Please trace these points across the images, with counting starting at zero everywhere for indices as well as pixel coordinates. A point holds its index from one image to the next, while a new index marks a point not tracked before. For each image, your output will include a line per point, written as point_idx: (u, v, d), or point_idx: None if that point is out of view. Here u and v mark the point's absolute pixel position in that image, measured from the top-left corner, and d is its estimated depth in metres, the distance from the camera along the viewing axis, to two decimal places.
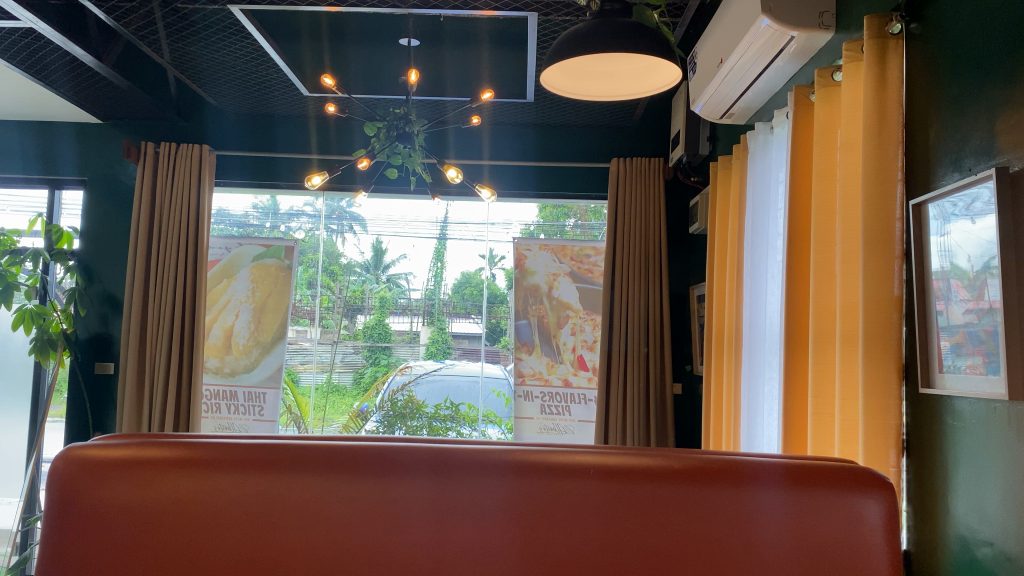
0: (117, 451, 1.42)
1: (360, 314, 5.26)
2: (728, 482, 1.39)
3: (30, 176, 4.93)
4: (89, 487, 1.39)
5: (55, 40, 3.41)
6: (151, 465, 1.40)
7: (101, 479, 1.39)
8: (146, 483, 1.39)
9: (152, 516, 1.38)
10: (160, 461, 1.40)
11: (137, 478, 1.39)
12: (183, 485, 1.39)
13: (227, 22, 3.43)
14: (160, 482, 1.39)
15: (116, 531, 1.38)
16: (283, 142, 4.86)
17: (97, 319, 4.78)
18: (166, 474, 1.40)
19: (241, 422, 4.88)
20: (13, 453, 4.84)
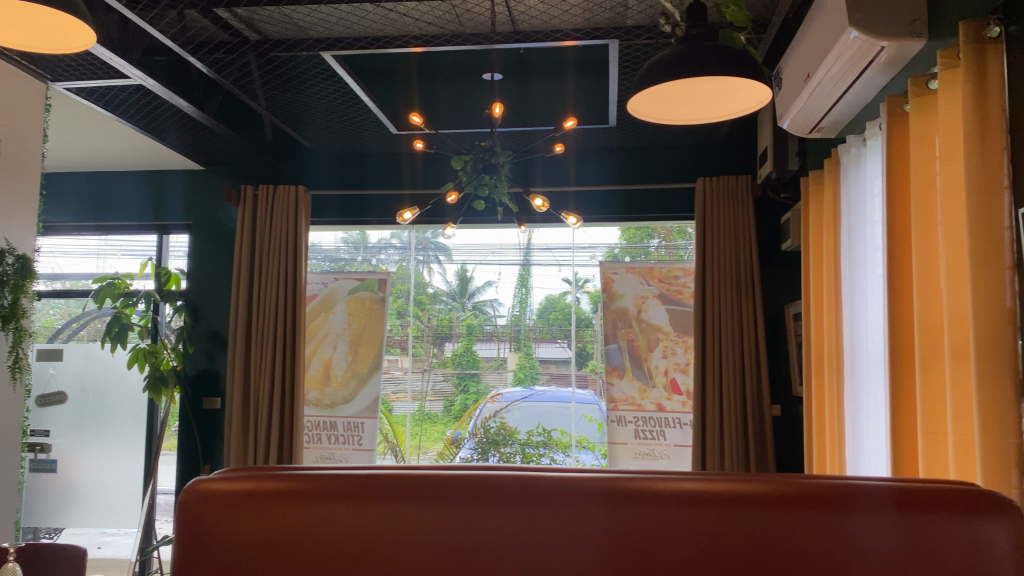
0: (239, 483, 1.43)
1: (450, 341, 5.51)
2: (830, 506, 1.36)
3: (142, 223, 5.24)
4: (213, 517, 1.39)
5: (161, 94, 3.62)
6: (272, 495, 1.41)
7: (224, 510, 1.40)
8: (268, 513, 1.40)
9: (275, 548, 1.38)
10: (282, 491, 1.41)
11: (261, 508, 1.40)
12: (305, 514, 1.39)
13: (319, 67, 3.59)
14: (282, 513, 1.40)
15: (239, 562, 1.38)
16: (372, 179, 5.01)
17: (204, 356, 5.00)
18: (288, 504, 1.40)
19: (341, 451, 4.98)
20: (131, 486, 5.12)
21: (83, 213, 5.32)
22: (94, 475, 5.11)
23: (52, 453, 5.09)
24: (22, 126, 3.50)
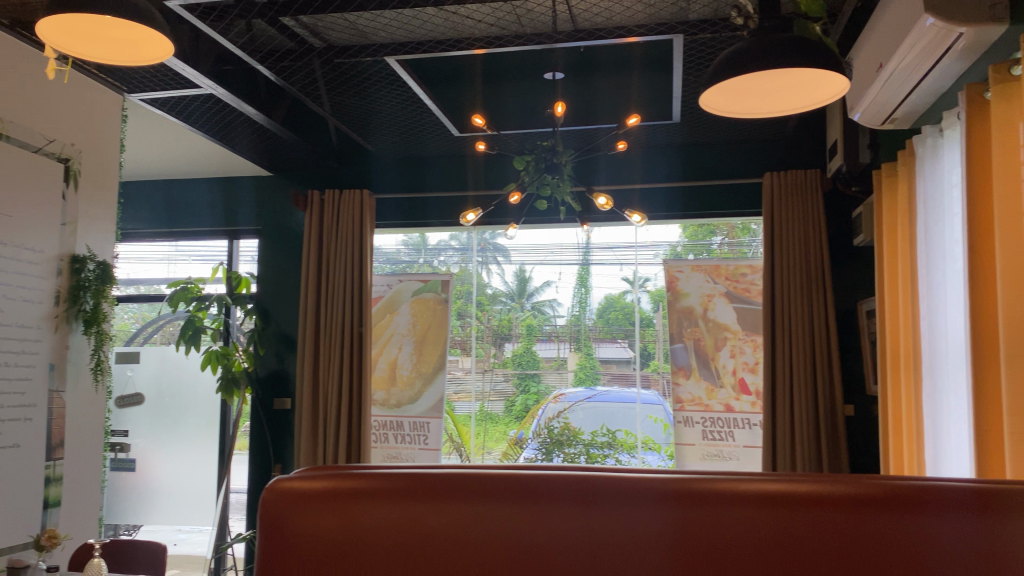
0: (319, 481, 1.36)
1: (510, 341, 5.72)
2: (909, 508, 1.22)
3: (214, 229, 5.38)
4: (296, 515, 1.32)
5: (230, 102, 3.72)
6: (355, 493, 1.33)
7: (307, 509, 1.32)
8: (352, 511, 1.32)
9: (360, 548, 1.30)
10: (365, 490, 1.34)
11: (344, 507, 1.32)
12: (393, 512, 1.32)
13: (383, 72, 3.64)
14: (366, 512, 1.32)
15: (324, 563, 1.30)
16: (434, 181, 5.05)
17: (274, 358, 5.12)
18: (372, 502, 1.33)
19: (408, 451, 5.04)
20: (205, 485, 5.26)
21: (155, 220, 5.49)
22: (170, 474, 5.27)
23: (131, 452, 5.28)
24: (98, 137, 3.62)
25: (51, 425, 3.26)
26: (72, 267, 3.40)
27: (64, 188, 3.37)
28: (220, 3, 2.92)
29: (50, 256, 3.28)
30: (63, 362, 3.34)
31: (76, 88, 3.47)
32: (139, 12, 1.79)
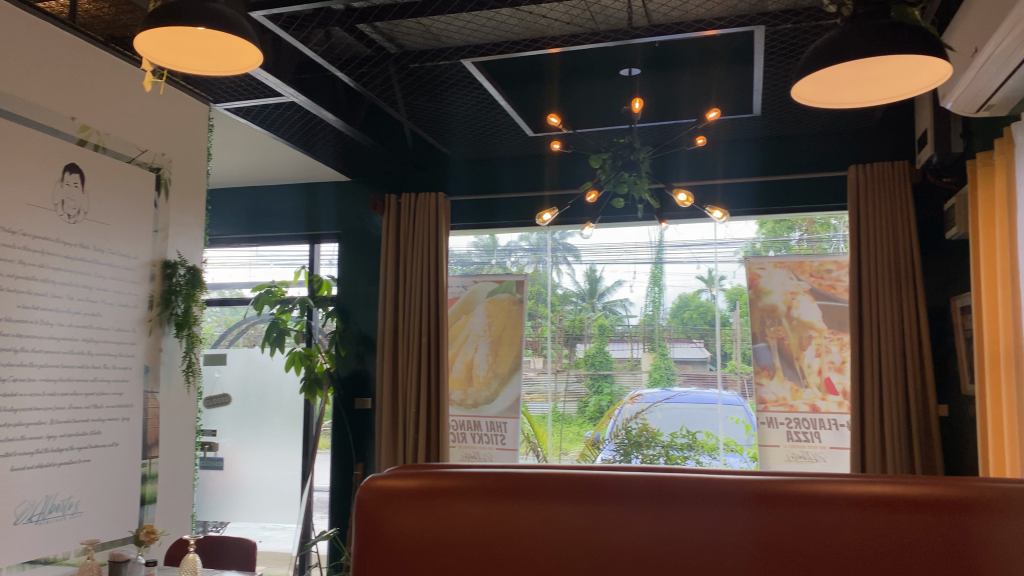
0: (408, 479, 1.36)
1: (581, 342, 5.32)
2: (1013, 512, 1.17)
3: (296, 234, 5.51)
4: (388, 513, 1.33)
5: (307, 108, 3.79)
6: (444, 491, 1.33)
7: (398, 508, 1.33)
8: (441, 510, 1.32)
9: (450, 546, 1.31)
10: (454, 489, 1.33)
11: (434, 506, 1.32)
12: (481, 512, 1.31)
13: (460, 74, 3.67)
14: (455, 510, 1.32)
15: (414, 561, 1.31)
16: (508, 182, 5.08)
17: (355, 359, 5.21)
18: (461, 502, 1.32)
19: (486, 451, 5.08)
20: (289, 484, 5.40)
21: (239, 227, 5.66)
22: (256, 473, 5.44)
23: (220, 451, 5.47)
24: (187, 147, 3.75)
25: (147, 425, 3.40)
26: (164, 272, 3.52)
27: (156, 197, 3.51)
28: (302, 13, 2.98)
29: (143, 262, 3.41)
30: (157, 364, 3.47)
31: (166, 101, 3.61)
32: (230, 25, 1.84)
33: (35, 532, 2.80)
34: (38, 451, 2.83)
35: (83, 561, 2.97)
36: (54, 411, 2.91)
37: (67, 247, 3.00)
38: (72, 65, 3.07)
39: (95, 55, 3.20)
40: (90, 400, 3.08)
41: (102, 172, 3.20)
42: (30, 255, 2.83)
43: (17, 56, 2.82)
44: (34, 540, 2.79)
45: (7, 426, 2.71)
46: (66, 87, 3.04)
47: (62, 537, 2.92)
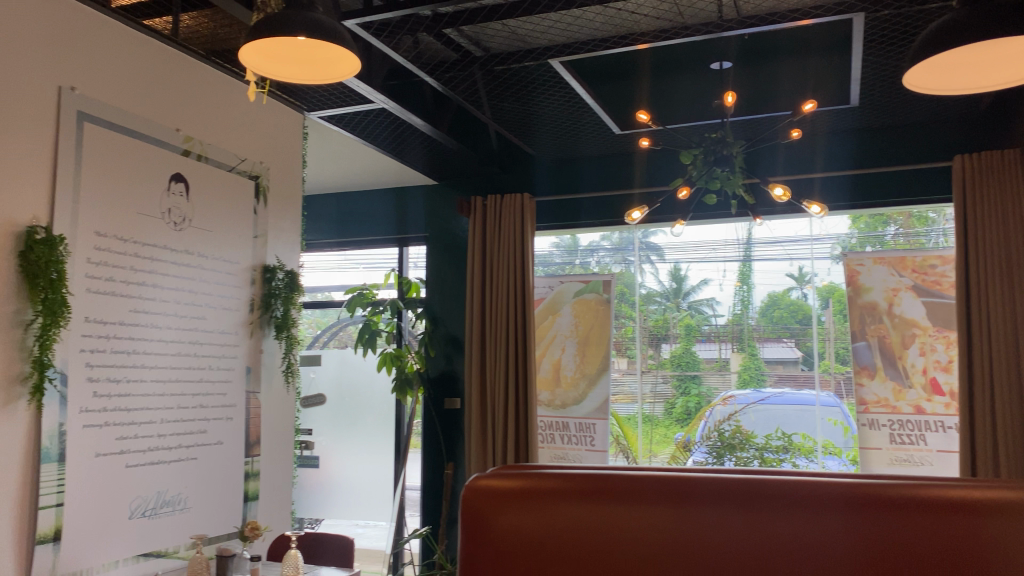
0: (507, 479, 1.36)
1: (666, 343, 5.03)
2: None
3: (386, 237, 5.63)
4: (489, 511, 1.33)
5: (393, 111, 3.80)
6: (548, 491, 1.34)
7: (500, 506, 1.33)
8: (544, 510, 1.32)
9: (552, 546, 1.31)
10: (559, 489, 1.33)
11: (535, 507, 1.33)
12: (583, 513, 1.31)
13: (547, 74, 3.67)
14: (557, 510, 1.32)
15: (515, 561, 1.31)
16: (594, 181, 5.07)
17: (443, 359, 5.27)
18: (563, 502, 1.32)
19: (575, 452, 5.10)
20: (381, 483, 5.50)
21: (330, 232, 5.82)
22: (350, 471, 5.57)
23: (315, 449, 5.63)
24: (284, 154, 3.87)
25: (250, 424, 3.52)
26: (264, 276, 3.65)
27: (255, 204, 3.63)
28: (393, 20, 3.03)
29: (244, 266, 3.54)
30: (258, 365, 3.59)
31: (263, 109, 3.74)
32: (328, 32, 1.88)
33: (147, 526, 2.93)
34: (149, 448, 2.97)
35: (192, 554, 3.09)
36: (164, 410, 3.05)
37: (174, 253, 3.13)
38: (176, 78, 3.22)
39: (197, 69, 3.34)
40: (196, 399, 3.21)
41: (206, 180, 3.34)
42: (141, 261, 2.97)
43: (127, 72, 2.98)
44: (147, 533, 2.93)
45: (122, 425, 2.85)
46: (171, 99, 3.19)
47: (172, 531, 3.05)
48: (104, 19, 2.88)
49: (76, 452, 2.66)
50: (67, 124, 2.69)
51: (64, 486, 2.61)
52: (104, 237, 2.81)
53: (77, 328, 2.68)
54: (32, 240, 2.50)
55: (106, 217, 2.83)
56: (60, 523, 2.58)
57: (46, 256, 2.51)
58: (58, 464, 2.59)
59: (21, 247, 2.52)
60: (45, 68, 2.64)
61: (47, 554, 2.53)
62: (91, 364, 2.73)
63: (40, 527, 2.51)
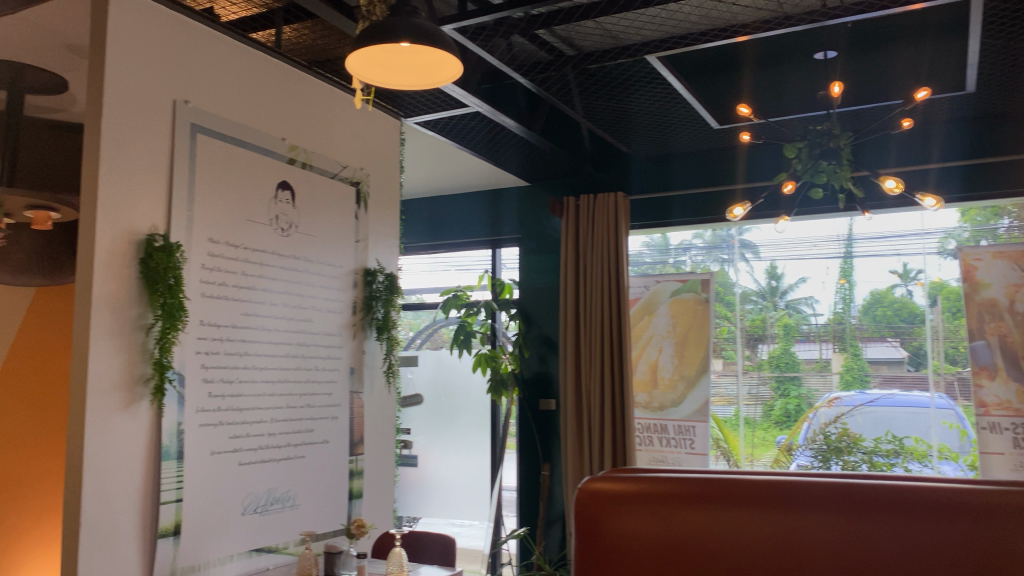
0: (636, 486, 1.74)
1: (764, 343, 4.90)
2: None
3: (480, 239, 5.68)
4: (621, 515, 1.72)
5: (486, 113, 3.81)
6: (671, 499, 1.71)
7: (630, 510, 1.72)
8: (668, 516, 1.70)
9: (676, 540, 1.69)
10: (678, 497, 1.71)
11: (660, 511, 1.71)
12: (702, 516, 1.69)
13: (643, 72, 3.64)
14: (679, 515, 1.69)
15: (645, 553, 1.69)
16: (688, 178, 4.99)
17: (538, 360, 5.27)
18: (682, 508, 1.70)
19: (675, 455, 5.00)
20: (479, 483, 5.55)
21: (425, 235, 5.91)
22: (448, 471, 5.64)
23: (413, 449, 5.72)
24: (383, 159, 3.95)
25: (354, 424, 3.60)
26: (365, 279, 3.73)
27: (356, 210, 3.71)
28: (488, 24, 3.07)
29: (346, 270, 3.62)
30: (360, 366, 3.67)
31: (362, 116, 3.82)
32: (431, 37, 1.91)
33: (259, 522, 3.04)
34: (261, 446, 3.08)
35: (301, 550, 3.18)
36: (273, 409, 3.15)
37: (281, 258, 3.24)
38: (280, 89, 3.33)
39: (300, 79, 3.44)
40: (304, 399, 3.31)
41: (310, 186, 3.43)
42: (251, 266, 3.08)
43: (235, 85, 3.10)
44: (258, 529, 3.03)
45: (235, 424, 2.96)
46: (276, 109, 3.30)
47: (282, 527, 3.15)
48: (213, 35, 3.00)
49: (192, 449, 2.78)
50: (182, 136, 2.82)
51: (182, 483, 2.73)
52: (217, 243, 2.93)
53: (193, 331, 2.80)
54: (151, 248, 2.62)
55: (218, 224, 2.95)
56: (179, 518, 2.70)
57: (164, 264, 2.63)
58: (177, 462, 2.71)
59: (141, 254, 2.65)
60: (160, 84, 2.77)
61: (168, 548, 2.65)
62: (207, 365, 2.86)
63: (161, 521, 2.63)
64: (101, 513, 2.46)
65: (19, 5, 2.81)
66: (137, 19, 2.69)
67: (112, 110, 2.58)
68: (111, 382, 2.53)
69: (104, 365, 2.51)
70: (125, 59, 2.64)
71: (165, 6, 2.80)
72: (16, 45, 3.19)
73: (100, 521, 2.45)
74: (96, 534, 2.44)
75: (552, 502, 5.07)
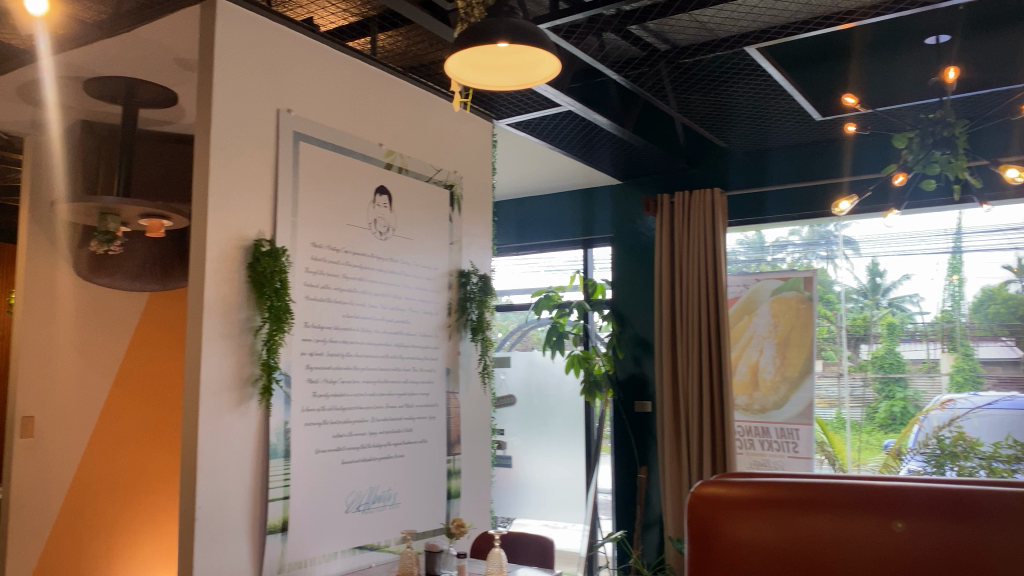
0: (745, 488, 1.23)
1: (866, 343, 4.71)
2: None
3: (572, 239, 5.66)
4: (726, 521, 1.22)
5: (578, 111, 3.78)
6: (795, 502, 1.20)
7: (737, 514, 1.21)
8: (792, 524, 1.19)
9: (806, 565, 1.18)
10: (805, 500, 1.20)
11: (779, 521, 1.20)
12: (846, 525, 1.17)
13: (740, 64, 3.55)
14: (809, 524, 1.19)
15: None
16: (788, 173, 4.84)
17: (632, 361, 5.20)
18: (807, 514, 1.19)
19: (777, 458, 4.87)
20: (574, 484, 5.53)
21: (517, 236, 5.94)
22: (543, 471, 5.65)
23: (508, 449, 5.76)
24: (476, 161, 3.97)
25: (451, 424, 3.63)
26: (460, 281, 3.76)
27: (450, 212, 3.74)
28: (582, 21, 3.03)
29: (442, 272, 3.66)
30: (457, 367, 3.70)
31: (455, 119, 3.85)
32: (529, 35, 1.90)
33: (361, 520, 3.10)
34: (363, 445, 3.14)
35: (402, 548, 3.23)
36: (374, 409, 3.21)
37: (380, 260, 3.30)
38: (376, 95, 3.39)
39: (395, 84, 3.50)
40: (403, 399, 3.36)
41: (406, 190, 3.49)
42: (351, 269, 3.15)
43: (333, 92, 3.17)
44: (361, 527, 3.09)
45: (338, 423, 3.03)
46: (372, 115, 3.36)
47: (384, 525, 3.21)
48: (313, 44, 3.08)
49: (299, 448, 2.86)
50: (285, 144, 2.90)
51: (289, 481, 2.80)
52: (319, 247, 3.01)
53: (298, 333, 2.88)
54: (258, 253, 2.71)
55: (320, 229, 3.02)
56: (287, 515, 2.78)
57: (271, 268, 2.71)
58: (285, 460, 2.79)
59: (249, 259, 2.74)
60: (264, 93, 2.86)
61: (277, 543, 2.73)
62: (311, 366, 2.93)
63: (270, 517, 2.72)
64: (215, 509, 2.56)
65: (133, 24, 2.95)
66: (243, 31, 2.79)
67: (219, 120, 2.67)
68: (222, 382, 2.62)
69: (216, 366, 2.61)
70: (231, 71, 2.74)
71: (268, 18, 2.89)
72: (131, 62, 3.36)
73: (213, 516, 2.55)
74: (210, 528, 2.53)
75: (649, 505, 5.00)
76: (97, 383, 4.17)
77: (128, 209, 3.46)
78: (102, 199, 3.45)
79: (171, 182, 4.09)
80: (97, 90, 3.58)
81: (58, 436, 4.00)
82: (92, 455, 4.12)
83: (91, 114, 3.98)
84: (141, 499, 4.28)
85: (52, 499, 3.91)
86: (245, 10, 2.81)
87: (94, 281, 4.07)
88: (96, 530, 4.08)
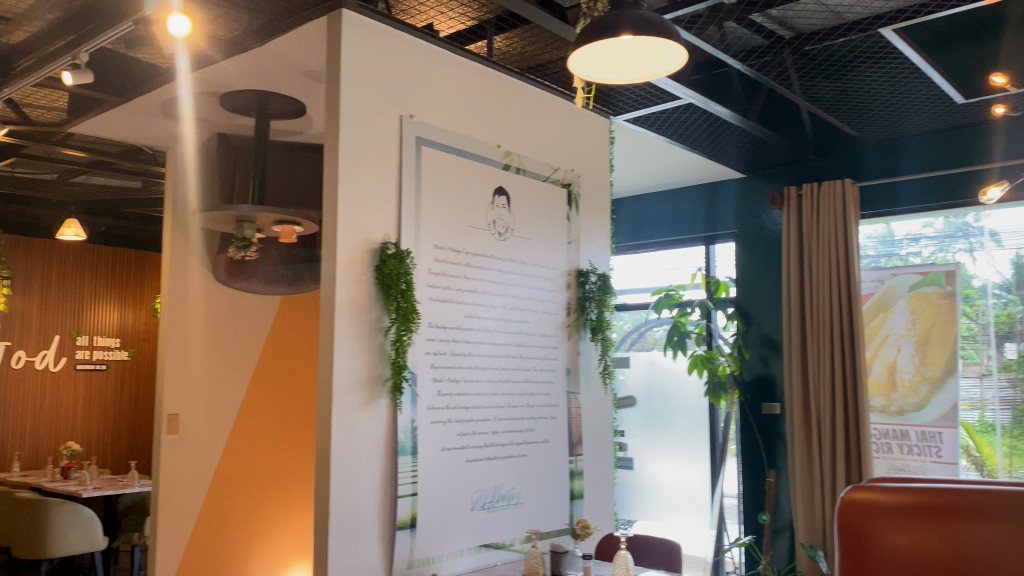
0: (889, 502, 2.39)
1: (1012, 342, 4.35)
2: None
3: (694, 236, 5.55)
4: (876, 528, 2.37)
5: (699, 104, 3.68)
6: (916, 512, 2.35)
7: (882, 522, 2.37)
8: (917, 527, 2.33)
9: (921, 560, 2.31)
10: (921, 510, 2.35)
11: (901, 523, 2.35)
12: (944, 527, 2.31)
13: (872, 48, 3.38)
14: (926, 526, 2.33)
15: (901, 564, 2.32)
16: (924, 161, 4.57)
17: (759, 361, 5.02)
18: (926, 521, 2.33)
19: (918, 463, 4.61)
20: (698, 488, 5.42)
21: (635, 235, 5.87)
22: (666, 474, 5.57)
23: (629, 452, 5.75)
24: (595, 159, 3.95)
25: (573, 424, 3.61)
26: (578, 280, 3.73)
27: (569, 211, 3.73)
28: (704, 12, 2.97)
29: (561, 271, 3.65)
30: (577, 367, 3.68)
31: (572, 117, 3.84)
32: (654, 27, 1.86)
33: (486, 518, 3.12)
34: (486, 444, 3.16)
35: (526, 548, 3.24)
36: (496, 409, 3.23)
37: (499, 260, 3.32)
38: (494, 96, 3.41)
39: (513, 85, 3.52)
40: (524, 399, 3.36)
41: (526, 191, 3.50)
42: (472, 270, 3.18)
43: (453, 95, 3.21)
44: (486, 525, 3.12)
45: (462, 422, 3.07)
46: (491, 116, 3.38)
47: (508, 524, 3.23)
48: (434, 49, 3.14)
49: (425, 447, 2.91)
50: (408, 148, 2.96)
51: (417, 479, 2.85)
52: (441, 249, 3.06)
53: (423, 333, 2.94)
54: (384, 256, 2.78)
55: (443, 230, 3.07)
56: (415, 511, 2.83)
57: (396, 270, 2.78)
58: (412, 458, 2.84)
59: (376, 261, 2.81)
60: (388, 100, 2.93)
61: (406, 540, 2.79)
62: (435, 366, 2.98)
63: (399, 514, 2.78)
64: (348, 504, 2.64)
65: (265, 38, 3.08)
66: (368, 40, 2.87)
67: (346, 128, 2.75)
68: (353, 380, 2.70)
69: (347, 365, 2.69)
70: (356, 79, 2.81)
71: (391, 26, 2.96)
72: (263, 76, 3.51)
73: (346, 511, 2.62)
74: (343, 523, 2.61)
75: (779, 511, 4.82)
76: (236, 382, 4.39)
77: (262, 216, 3.63)
78: (238, 208, 3.63)
79: (300, 189, 4.25)
80: (232, 104, 3.77)
81: (204, 432, 4.22)
82: (231, 452, 4.34)
83: (226, 127, 4.19)
84: (277, 493, 4.50)
85: (197, 492, 4.14)
86: (369, 19, 2.88)
87: (232, 285, 4.30)
88: (236, 523, 4.30)
